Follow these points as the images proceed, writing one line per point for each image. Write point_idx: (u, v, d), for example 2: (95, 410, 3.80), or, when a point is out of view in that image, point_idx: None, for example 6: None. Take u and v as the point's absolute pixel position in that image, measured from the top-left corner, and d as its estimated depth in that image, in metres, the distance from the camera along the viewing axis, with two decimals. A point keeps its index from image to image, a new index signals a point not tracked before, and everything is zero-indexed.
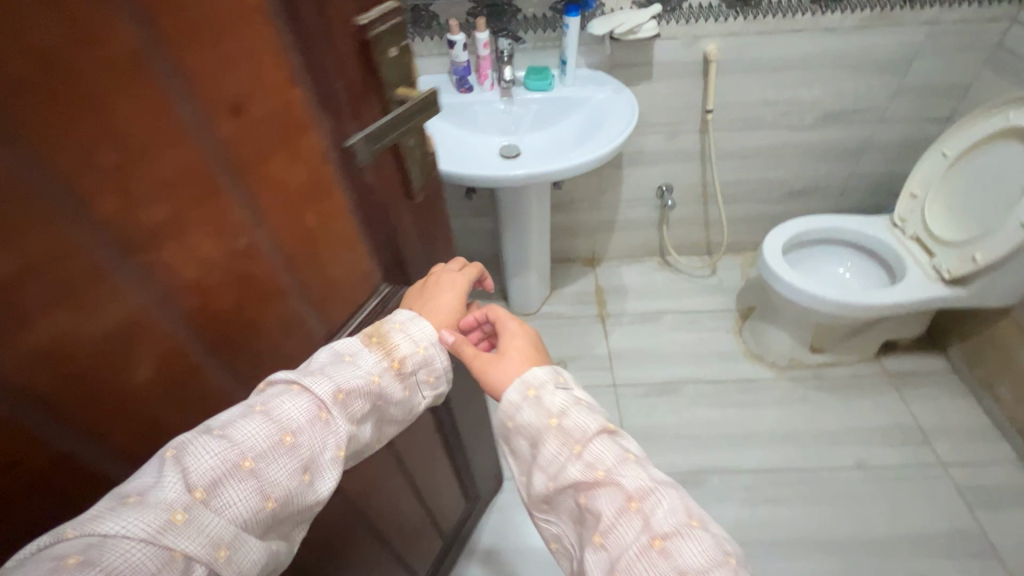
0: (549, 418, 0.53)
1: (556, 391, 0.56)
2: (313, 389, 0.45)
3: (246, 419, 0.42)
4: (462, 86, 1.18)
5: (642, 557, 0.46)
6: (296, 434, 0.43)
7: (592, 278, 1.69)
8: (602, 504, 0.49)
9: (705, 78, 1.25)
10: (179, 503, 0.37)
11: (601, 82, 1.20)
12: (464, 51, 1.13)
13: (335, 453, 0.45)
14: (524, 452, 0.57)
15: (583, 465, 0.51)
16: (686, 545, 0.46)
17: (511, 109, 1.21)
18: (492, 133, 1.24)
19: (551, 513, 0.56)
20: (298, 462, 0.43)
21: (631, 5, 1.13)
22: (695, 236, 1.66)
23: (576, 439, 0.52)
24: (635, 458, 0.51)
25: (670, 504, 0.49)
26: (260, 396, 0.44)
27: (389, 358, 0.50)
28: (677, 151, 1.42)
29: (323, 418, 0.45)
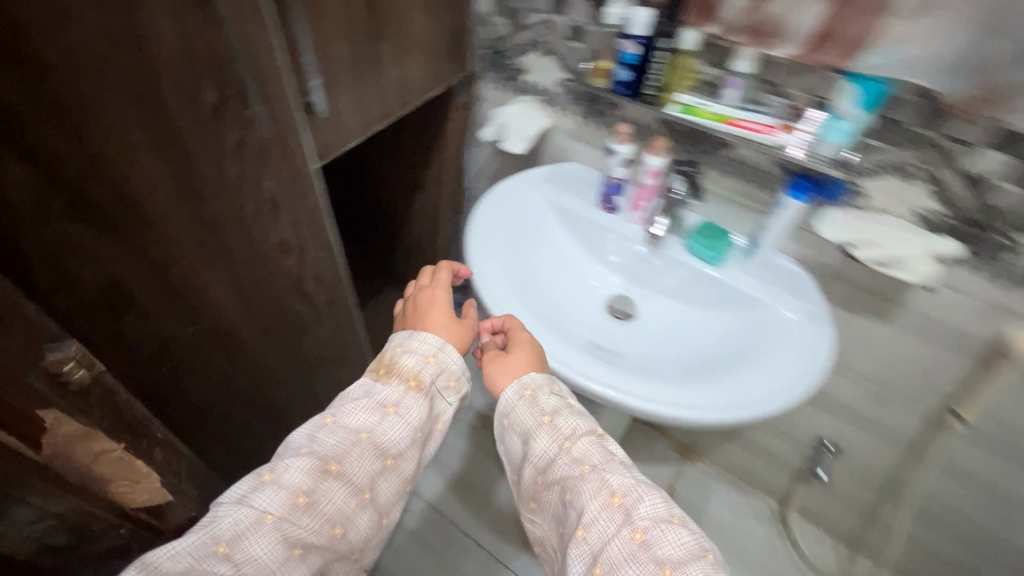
0: (542, 417, 0.51)
1: (552, 394, 0.53)
2: (322, 447, 0.47)
3: (259, 488, 0.44)
4: (604, 204, 0.86)
5: (626, 551, 0.42)
6: (311, 492, 0.45)
7: (669, 472, 1.27)
8: (587, 500, 0.45)
9: (982, 370, 0.73)
10: (200, 557, 0.40)
11: (800, 294, 0.76)
12: (624, 169, 0.80)
13: (359, 497, 0.47)
14: (515, 451, 0.53)
15: (570, 460, 0.48)
16: (664, 538, 0.43)
17: (650, 261, 0.84)
18: (611, 271, 0.90)
19: (537, 516, 0.52)
20: (323, 514, 0.45)
21: (909, 219, 0.67)
22: (839, 518, 1.12)
23: (567, 435, 0.49)
24: (623, 466, 0.48)
25: (653, 503, 0.45)
26: (276, 460, 0.46)
27: (405, 378, 0.51)
28: (871, 422, 0.91)
29: (335, 470, 0.46)
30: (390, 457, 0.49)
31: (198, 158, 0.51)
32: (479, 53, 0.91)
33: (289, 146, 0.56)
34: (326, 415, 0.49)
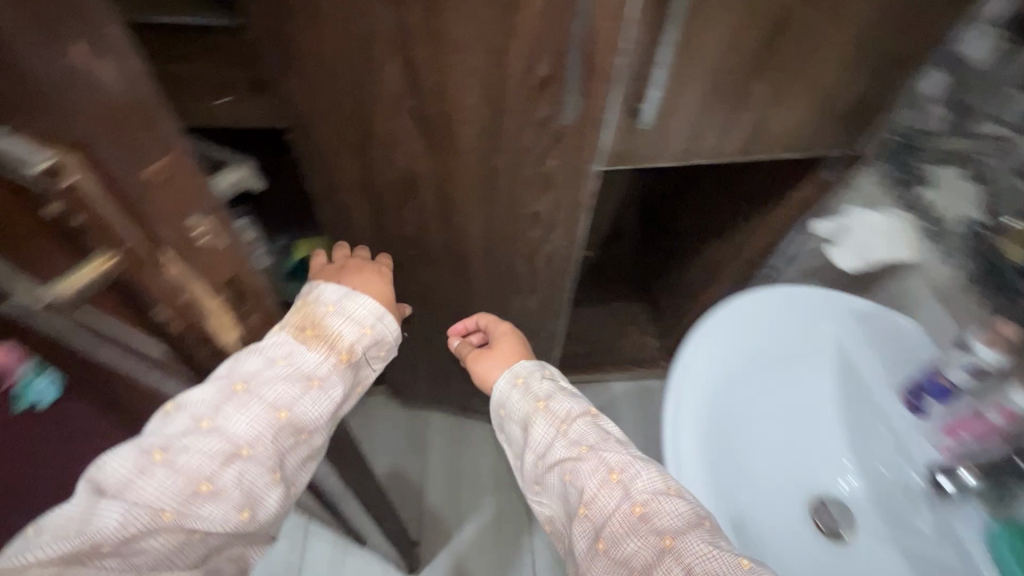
0: (536, 402, 0.55)
1: (544, 380, 0.57)
2: (226, 427, 0.42)
3: (144, 472, 0.40)
4: (908, 399, 0.63)
5: (619, 524, 0.45)
6: (213, 481, 0.41)
7: None
8: (585, 479, 0.48)
9: None
10: (80, 554, 0.36)
11: None
12: (969, 381, 0.57)
13: (269, 479, 0.43)
14: (515, 439, 0.57)
15: (567, 443, 0.51)
16: (665, 508, 0.45)
17: (922, 508, 0.59)
18: (853, 469, 0.64)
19: (541, 502, 0.54)
20: (230, 499, 0.41)
21: None
22: None
23: (562, 419, 0.53)
24: (619, 442, 0.51)
25: (649, 475, 0.48)
26: (168, 437, 0.42)
27: (335, 351, 0.48)
28: None
29: (242, 453, 0.42)
30: (306, 432, 0.46)
31: (508, 120, 0.57)
32: (882, 135, 0.72)
33: (582, 141, 0.59)
34: (241, 379, 0.44)
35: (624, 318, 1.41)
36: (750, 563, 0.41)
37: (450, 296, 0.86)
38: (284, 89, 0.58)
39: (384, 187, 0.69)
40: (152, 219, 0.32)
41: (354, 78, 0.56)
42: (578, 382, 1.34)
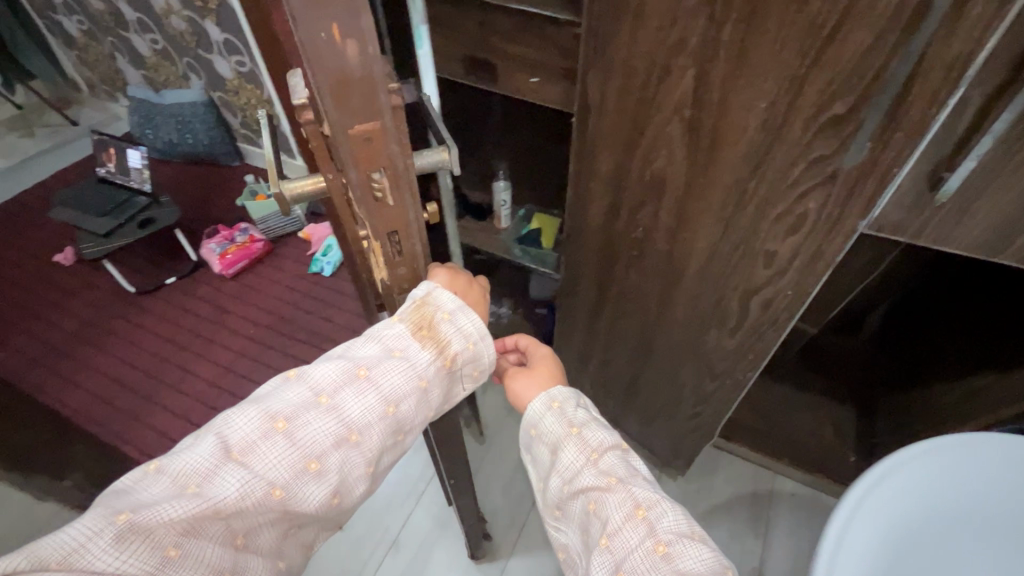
0: (571, 427, 0.63)
1: (576, 407, 0.65)
2: (341, 411, 0.53)
3: (271, 438, 0.51)
4: None
5: (644, 560, 0.53)
6: (320, 460, 0.52)
7: None
8: (614, 510, 0.57)
9: None
10: (211, 504, 0.47)
11: None
12: None
13: (360, 468, 0.54)
14: (542, 458, 0.66)
15: (597, 471, 0.60)
16: (686, 552, 0.53)
17: None
18: None
19: (564, 523, 0.63)
20: (330, 478, 0.52)
21: None
22: None
23: (594, 448, 0.61)
24: (645, 480, 0.60)
25: (673, 520, 0.56)
26: (295, 411, 0.52)
27: (441, 357, 0.57)
28: None
29: (350, 439, 0.53)
30: (398, 431, 0.57)
31: (777, 150, 0.57)
32: None
33: (857, 191, 0.56)
34: (359, 369, 0.54)
35: (823, 418, 1.23)
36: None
37: (647, 309, 0.89)
38: (584, 78, 0.68)
39: (633, 185, 0.75)
40: (348, 165, 0.42)
41: (648, 80, 0.63)
42: (743, 458, 1.23)
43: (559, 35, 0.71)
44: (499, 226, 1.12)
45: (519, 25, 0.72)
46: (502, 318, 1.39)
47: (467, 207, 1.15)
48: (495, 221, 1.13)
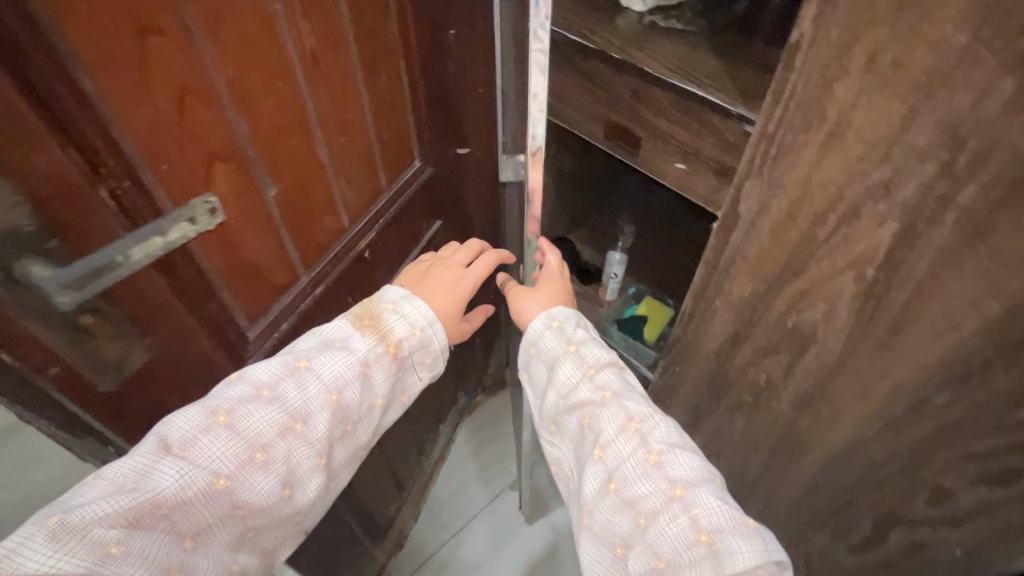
0: (568, 345, 0.65)
1: (574, 328, 0.67)
2: (286, 400, 0.55)
3: (212, 431, 0.50)
4: None
5: (636, 470, 0.55)
6: (267, 448, 0.53)
7: None
8: (607, 424, 0.58)
9: None
10: (147, 506, 0.45)
11: None
12: None
13: (309, 458, 0.56)
14: (538, 377, 0.67)
15: (594, 386, 0.61)
16: (677, 461, 0.55)
17: None
18: None
19: (558, 438, 0.65)
20: (277, 468, 0.53)
21: None
22: None
23: (590, 364, 0.63)
24: (638, 395, 0.61)
25: (665, 432, 0.57)
26: (235, 404, 0.53)
27: (384, 342, 0.62)
28: None
29: (296, 428, 0.55)
30: (347, 421, 0.59)
31: (1000, 371, 0.41)
32: None
33: None
34: (300, 361, 0.57)
35: None
36: (764, 568, 0.48)
37: (746, 461, 0.72)
38: (739, 189, 0.55)
39: (768, 328, 0.59)
40: None
41: (827, 221, 0.48)
42: None
43: (728, 131, 0.58)
44: (602, 296, 1.00)
45: (678, 104, 0.60)
46: None
47: (574, 266, 1.04)
48: (600, 290, 1.01)
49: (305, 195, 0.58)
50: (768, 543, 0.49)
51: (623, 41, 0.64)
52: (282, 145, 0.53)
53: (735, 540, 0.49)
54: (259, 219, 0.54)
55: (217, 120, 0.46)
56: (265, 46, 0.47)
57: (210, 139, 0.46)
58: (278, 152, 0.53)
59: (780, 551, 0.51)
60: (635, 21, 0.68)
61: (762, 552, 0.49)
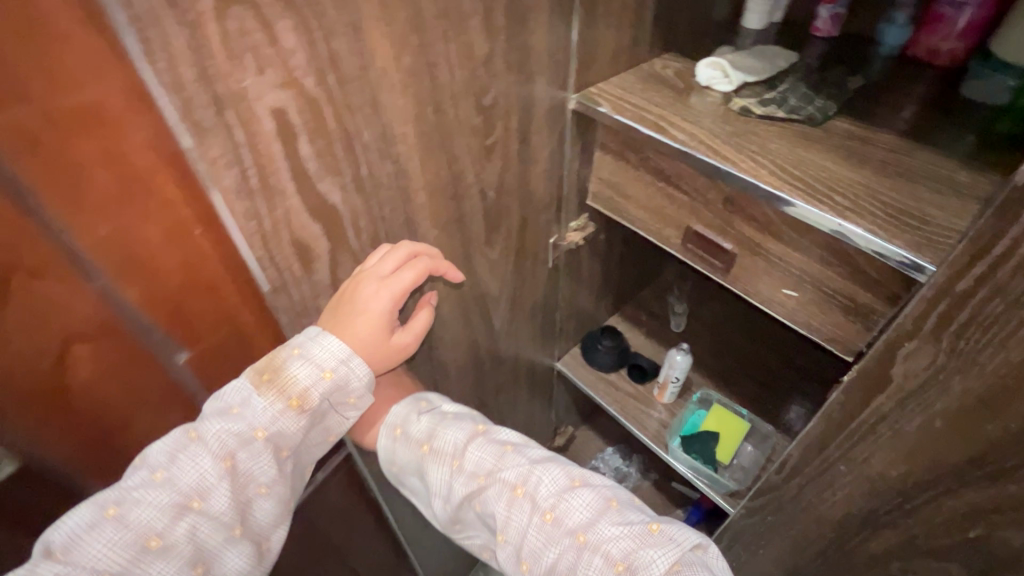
0: (422, 445, 0.51)
1: (422, 417, 0.53)
2: (178, 478, 0.38)
3: (95, 530, 0.36)
4: None
5: (541, 536, 0.44)
6: (164, 534, 0.37)
7: None
8: (494, 506, 0.46)
9: None
10: None
11: None
12: None
13: (225, 535, 0.40)
14: (417, 490, 0.53)
15: (466, 475, 0.48)
16: (573, 506, 0.44)
17: None
18: None
19: (468, 535, 0.52)
20: (180, 558, 0.38)
21: None
22: None
23: (453, 454, 0.49)
24: (514, 450, 0.49)
25: (552, 478, 0.46)
26: (122, 487, 0.37)
27: (286, 398, 0.42)
28: None
29: (194, 506, 0.38)
30: (266, 482, 0.42)
31: None
32: None
33: None
34: (191, 429, 0.40)
35: None
36: (680, 566, 0.40)
37: None
38: (892, 350, 0.40)
39: (930, 526, 0.45)
40: None
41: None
42: None
43: (869, 262, 0.43)
44: (659, 399, 0.86)
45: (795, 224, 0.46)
46: (626, 482, 1.09)
47: (621, 360, 0.90)
48: (656, 391, 0.87)
49: (245, 354, 0.44)
50: (677, 538, 0.42)
51: (711, 134, 0.50)
52: (200, 306, 0.39)
53: (647, 552, 0.41)
54: (150, 395, 0.40)
55: (79, 296, 0.32)
56: (168, 196, 0.33)
57: (66, 322, 0.33)
58: (200, 310, 0.39)
59: (691, 534, 0.43)
60: (719, 104, 0.54)
61: (671, 547, 0.41)
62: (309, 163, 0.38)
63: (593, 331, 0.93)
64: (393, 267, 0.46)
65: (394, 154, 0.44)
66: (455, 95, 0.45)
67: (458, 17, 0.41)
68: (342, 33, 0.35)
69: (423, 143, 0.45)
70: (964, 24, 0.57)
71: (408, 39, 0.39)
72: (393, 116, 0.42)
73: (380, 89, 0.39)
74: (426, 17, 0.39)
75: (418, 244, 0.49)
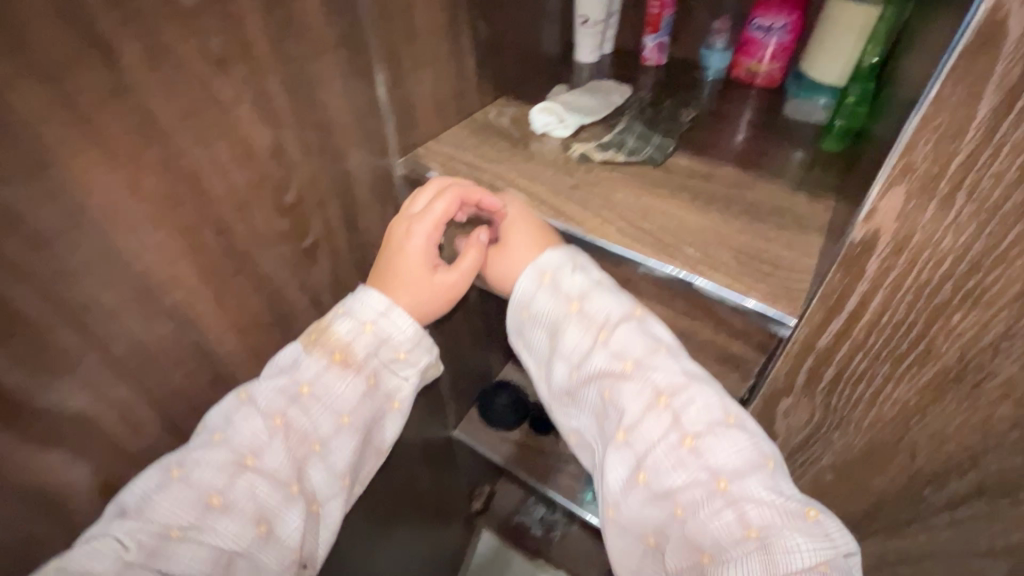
0: (570, 304, 0.40)
1: (573, 274, 0.40)
2: (234, 436, 0.36)
3: (165, 486, 0.34)
4: None
5: (681, 464, 0.34)
6: (225, 491, 0.35)
7: None
8: (628, 404, 0.36)
9: None
10: None
11: None
12: None
13: (284, 489, 0.37)
14: (532, 347, 0.42)
15: (608, 351, 0.38)
16: (722, 445, 0.34)
17: None
18: None
19: (571, 411, 0.41)
20: (241, 513, 0.35)
21: None
22: None
23: (600, 324, 0.39)
24: (672, 353, 0.37)
25: (705, 401, 0.35)
26: (186, 449, 0.36)
27: (331, 349, 0.40)
28: None
29: (246, 462, 0.36)
30: (315, 441, 0.39)
31: None
32: None
33: None
34: (240, 391, 0.38)
35: None
36: (829, 566, 0.30)
37: None
38: (772, 408, 0.36)
39: None
40: None
41: (958, 477, 0.32)
42: None
43: (733, 316, 0.40)
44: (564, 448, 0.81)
45: (654, 282, 0.42)
46: (554, 530, 1.02)
47: (524, 415, 0.84)
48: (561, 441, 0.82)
49: None
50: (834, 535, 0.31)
51: (552, 189, 0.45)
52: None
53: (792, 535, 0.30)
54: None
55: None
56: None
57: None
58: None
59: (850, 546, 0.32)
60: (559, 151, 0.50)
61: (822, 541, 0.30)
62: (7, 377, 0.26)
63: (482, 388, 0.86)
64: (424, 206, 0.42)
65: (165, 308, 0.32)
66: (245, 204, 0.34)
67: (220, 110, 0.30)
68: (10, 180, 0.23)
69: (210, 275, 0.34)
70: (775, 45, 0.57)
71: (140, 157, 0.27)
72: (149, 259, 0.30)
73: (115, 233, 0.28)
74: (161, 122, 0.28)
75: (448, 178, 0.43)
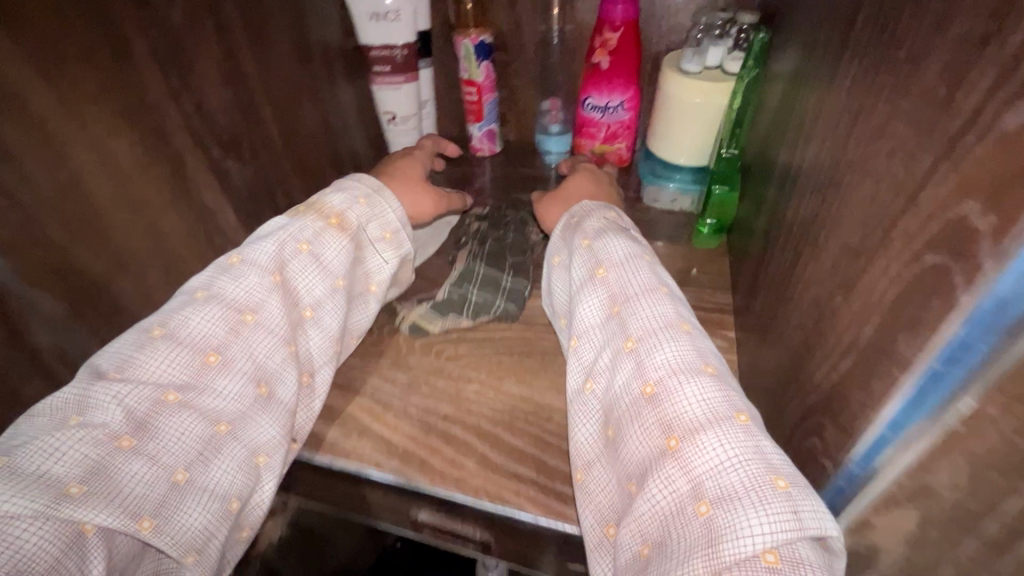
0: (584, 244, 0.32)
1: (600, 221, 0.33)
2: (229, 291, 0.28)
3: (146, 348, 0.26)
4: None
5: (638, 421, 0.24)
6: (223, 349, 0.27)
7: None
8: (589, 347, 0.28)
9: None
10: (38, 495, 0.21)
11: None
12: None
13: (279, 346, 0.29)
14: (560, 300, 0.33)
15: (601, 296, 0.29)
16: (686, 391, 0.23)
17: None
18: None
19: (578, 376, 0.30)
20: (243, 373, 0.27)
21: None
22: None
23: (606, 261, 0.30)
24: (672, 299, 0.28)
25: (676, 350, 0.25)
26: (165, 311, 0.28)
27: (320, 214, 0.32)
28: None
29: (245, 318, 0.28)
30: (308, 305, 0.31)
31: None
32: None
33: None
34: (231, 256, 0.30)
35: None
36: (779, 557, 0.19)
37: None
38: None
39: None
40: None
41: None
42: None
43: None
44: None
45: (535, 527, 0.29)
46: None
47: None
48: None
49: None
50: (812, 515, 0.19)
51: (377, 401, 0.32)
52: None
53: (742, 515, 0.19)
54: None
55: None
56: None
57: None
58: None
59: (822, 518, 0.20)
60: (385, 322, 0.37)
61: (780, 520, 0.19)
62: None
63: None
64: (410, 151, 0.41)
65: None
66: None
67: None
68: None
69: None
70: (615, 124, 0.49)
71: None
72: None
73: None
74: None
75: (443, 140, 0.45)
